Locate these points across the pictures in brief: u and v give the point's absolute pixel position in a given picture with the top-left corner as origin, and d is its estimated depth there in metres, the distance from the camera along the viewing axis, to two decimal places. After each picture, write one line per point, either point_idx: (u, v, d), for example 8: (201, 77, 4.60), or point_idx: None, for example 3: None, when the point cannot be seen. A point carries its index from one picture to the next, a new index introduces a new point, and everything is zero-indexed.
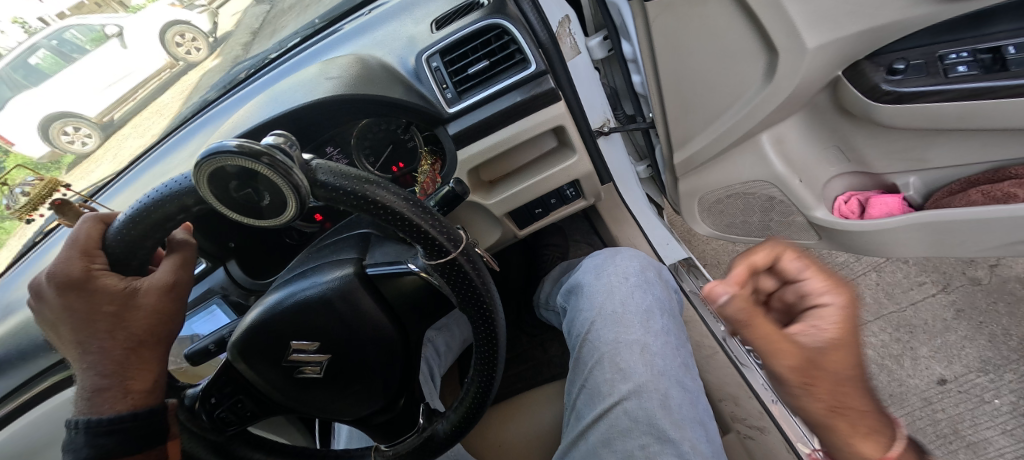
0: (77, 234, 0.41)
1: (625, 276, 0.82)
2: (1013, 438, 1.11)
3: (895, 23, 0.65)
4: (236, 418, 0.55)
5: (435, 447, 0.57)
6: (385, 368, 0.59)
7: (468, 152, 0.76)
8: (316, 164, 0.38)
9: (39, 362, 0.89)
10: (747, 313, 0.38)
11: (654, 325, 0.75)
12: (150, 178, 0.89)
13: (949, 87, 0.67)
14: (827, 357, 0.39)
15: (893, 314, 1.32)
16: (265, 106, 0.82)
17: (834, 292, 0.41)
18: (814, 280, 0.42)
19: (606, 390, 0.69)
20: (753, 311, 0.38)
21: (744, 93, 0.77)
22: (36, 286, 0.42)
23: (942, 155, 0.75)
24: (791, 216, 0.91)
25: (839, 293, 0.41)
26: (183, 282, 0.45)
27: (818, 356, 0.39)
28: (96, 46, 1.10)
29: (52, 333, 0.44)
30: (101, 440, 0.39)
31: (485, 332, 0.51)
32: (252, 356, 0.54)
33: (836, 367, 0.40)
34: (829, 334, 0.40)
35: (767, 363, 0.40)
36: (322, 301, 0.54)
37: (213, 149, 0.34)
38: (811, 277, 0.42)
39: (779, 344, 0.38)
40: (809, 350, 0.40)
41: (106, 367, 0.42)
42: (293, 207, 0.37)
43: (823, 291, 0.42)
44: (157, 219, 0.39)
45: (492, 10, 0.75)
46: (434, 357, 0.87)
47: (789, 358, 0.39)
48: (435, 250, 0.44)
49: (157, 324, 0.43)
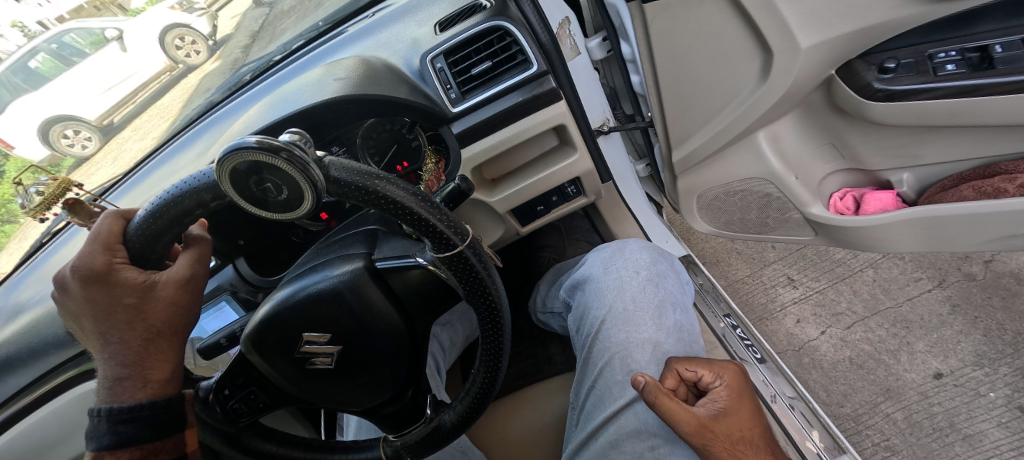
0: (98, 229, 0.43)
1: (635, 271, 0.84)
2: (1009, 431, 1.15)
3: (884, 23, 0.67)
4: (248, 410, 0.56)
5: (442, 438, 0.58)
6: (392, 359, 0.61)
7: (473, 149, 0.78)
8: (328, 161, 0.40)
9: (48, 361, 0.90)
10: (658, 398, 0.59)
11: (664, 322, 0.77)
12: (157, 178, 0.91)
13: (939, 85, 0.68)
14: (718, 421, 0.59)
15: (890, 309, 1.34)
16: (273, 106, 0.84)
17: (720, 373, 0.65)
18: (706, 371, 0.65)
19: (616, 392, 0.70)
20: (664, 398, 0.59)
21: (740, 92, 0.79)
22: (61, 279, 0.44)
23: (933, 152, 0.77)
24: (787, 213, 0.93)
25: (723, 371, 0.65)
26: (199, 275, 0.47)
27: (713, 424, 0.59)
28: (95, 49, 1.12)
29: (74, 324, 0.46)
30: (122, 428, 0.39)
31: (492, 324, 0.53)
32: (265, 348, 0.56)
33: (730, 430, 0.59)
34: (720, 406, 0.61)
35: (681, 422, 0.58)
36: (333, 294, 0.56)
37: (234, 145, 0.35)
38: (705, 370, 0.65)
39: (683, 414, 0.58)
40: (713, 417, 0.59)
41: (125, 357, 0.43)
42: (309, 201, 0.38)
43: (713, 376, 0.64)
44: (176, 214, 0.40)
45: (494, 12, 0.77)
46: (439, 352, 0.89)
47: (689, 422, 0.58)
48: (443, 243, 0.45)
49: (174, 316, 0.45)
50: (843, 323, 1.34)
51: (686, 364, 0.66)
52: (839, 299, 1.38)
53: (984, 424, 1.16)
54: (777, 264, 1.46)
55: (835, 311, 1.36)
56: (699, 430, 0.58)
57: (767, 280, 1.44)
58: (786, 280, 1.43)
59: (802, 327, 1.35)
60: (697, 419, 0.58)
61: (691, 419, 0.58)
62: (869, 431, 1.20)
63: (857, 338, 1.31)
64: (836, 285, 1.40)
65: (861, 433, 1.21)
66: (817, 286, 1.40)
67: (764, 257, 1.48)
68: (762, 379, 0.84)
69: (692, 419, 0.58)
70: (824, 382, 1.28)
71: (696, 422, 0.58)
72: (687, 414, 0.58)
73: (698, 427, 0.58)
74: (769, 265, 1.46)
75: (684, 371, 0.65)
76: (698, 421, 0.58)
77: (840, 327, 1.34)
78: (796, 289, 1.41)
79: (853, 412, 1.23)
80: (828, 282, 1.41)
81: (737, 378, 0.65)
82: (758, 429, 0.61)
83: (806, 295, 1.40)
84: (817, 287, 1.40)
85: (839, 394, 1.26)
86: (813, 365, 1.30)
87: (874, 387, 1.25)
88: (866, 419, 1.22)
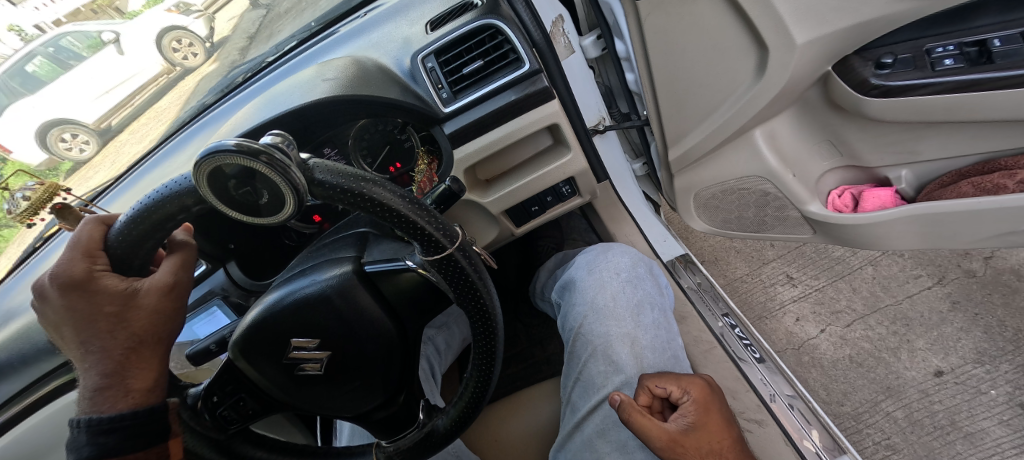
0: (79, 235, 0.42)
1: (616, 272, 0.83)
2: (1010, 428, 1.14)
3: (882, 17, 0.65)
4: (238, 416, 0.55)
5: (436, 444, 0.57)
6: (384, 364, 0.60)
7: (466, 150, 0.77)
8: (313, 163, 0.39)
9: (41, 366, 0.89)
10: (631, 415, 0.58)
11: (643, 319, 0.76)
12: (149, 182, 0.90)
13: (938, 80, 0.67)
14: (688, 437, 0.58)
15: (890, 306, 1.33)
16: (262, 108, 0.83)
17: (687, 389, 0.63)
18: (674, 386, 0.63)
19: (599, 382, 0.71)
20: (637, 414, 0.58)
21: (736, 89, 0.78)
22: (39, 288, 0.43)
23: (933, 148, 0.76)
24: (786, 211, 0.92)
25: (690, 386, 0.64)
26: (184, 282, 0.45)
27: (683, 439, 0.58)
28: (93, 52, 1.10)
29: (54, 332, 0.45)
30: (102, 439, 0.39)
31: (484, 328, 0.52)
32: (252, 353, 0.55)
33: (701, 445, 0.58)
34: (689, 421, 0.60)
35: (653, 439, 0.57)
36: (321, 298, 0.56)
37: (212, 148, 0.35)
38: (673, 385, 0.64)
39: (654, 430, 0.57)
40: (683, 435, 0.58)
41: (107, 366, 0.42)
42: (291, 206, 0.37)
43: (681, 392, 0.63)
44: (158, 219, 0.40)
45: (485, 10, 0.76)
46: (434, 354, 0.88)
47: (661, 438, 0.57)
48: (432, 246, 0.44)
49: (156, 324, 0.44)
50: (843, 321, 1.33)
51: (657, 380, 0.64)
52: (838, 298, 1.37)
53: (986, 422, 1.16)
54: (777, 262, 1.44)
55: (835, 309, 1.36)
56: (671, 447, 0.57)
57: (767, 279, 1.42)
58: (785, 278, 1.42)
59: (801, 325, 1.35)
60: (668, 438, 0.57)
61: (662, 437, 0.57)
62: (869, 430, 1.20)
63: (857, 336, 1.31)
64: (835, 283, 1.39)
65: (861, 431, 1.20)
66: (817, 284, 1.39)
67: (763, 255, 1.46)
68: (760, 377, 0.82)
69: (663, 437, 0.57)
70: (824, 381, 1.27)
71: (668, 440, 0.57)
72: (659, 433, 0.57)
73: (670, 444, 0.57)
74: (768, 263, 1.45)
75: (655, 388, 0.64)
76: (669, 439, 0.57)
77: (840, 325, 1.33)
78: (795, 287, 1.40)
79: (853, 411, 1.23)
80: (827, 280, 1.40)
81: (705, 391, 0.64)
82: (728, 442, 0.61)
83: (805, 293, 1.39)
84: (816, 285, 1.39)
85: (839, 393, 1.25)
86: (813, 363, 1.30)
87: (875, 385, 1.24)
88: (867, 418, 1.22)
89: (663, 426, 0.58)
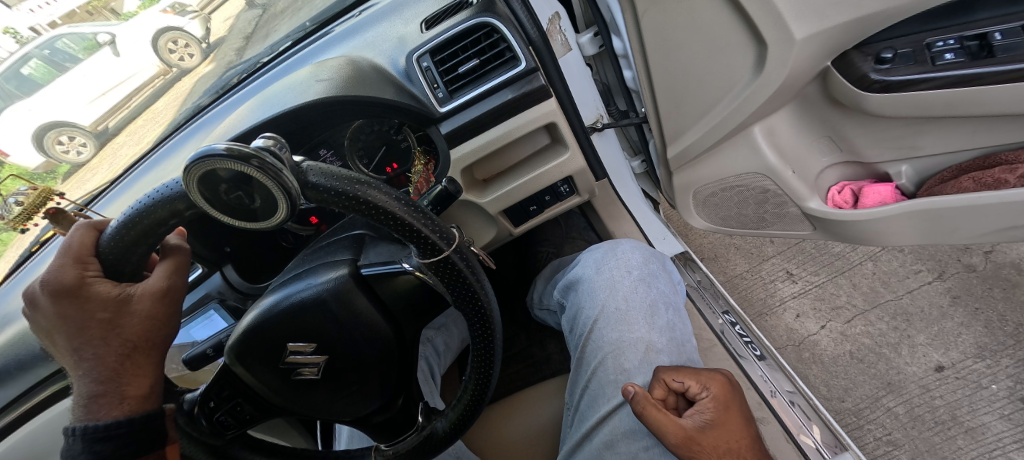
0: (70, 241, 0.41)
1: (626, 271, 0.82)
2: (1011, 423, 1.14)
3: (883, 12, 0.64)
4: (235, 421, 0.55)
5: (434, 447, 0.57)
6: (381, 368, 0.60)
7: (463, 150, 0.77)
8: (306, 166, 0.38)
9: (38, 372, 0.89)
10: (645, 409, 0.58)
11: (656, 321, 0.76)
12: (145, 184, 0.89)
13: (938, 74, 0.66)
14: (704, 435, 0.58)
15: (890, 302, 1.33)
16: (257, 108, 0.83)
17: (707, 384, 0.62)
18: (693, 382, 0.63)
19: (610, 391, 0.70)
20: (652, 409, 0.58)
21: (735, 85, 0.77)
22: (31, 295, 0.43)
23: (934, 143, 0.76)
24: (785, 208, 0.92)
25: (710, 382, 0.63)
26: (177, 287, 0.45)
27: (700, 436, 0.57)
28: (88, 55, 1.05)
29: (48, 341, 0.44)
30: (98, 447, 0.38)
31: (482, 331, 0.51)
32: (248, 359, 0.55)
33: (718, 443, 0.58)
34: (706, 418, 0.59)
35: (669, 438, 0.57)
36: (317, 302, 0.55)
37: (202, 152, 0.34)
38: (691, 380, 0.63)
39: (670, 426, 0.57)
40: (700, 437, 0.57)
41: (101, 373, 0.42)
42: (283, 210, 0.37)
43: (700, 387, 0.62)
44: (150, 225, 0.39)
45: (481, 8, 0.74)
46: (433, 356, 0.88)
47: (676, 434, 0.57)
48: (428, 249, 0.44)
49: (151, 330, 0.43)
50: (843, 317, 1.33)
51: (673, 375, 0.64)
52: (838, 293, 1.37)
53: (987, 417, 1.15)
54: (776, 258, 1.44)
55: (835, 304, 1.35)
56: (687, 447, 0.56)
57: (767, 275, 1.42)
58: (785, 274, 1.42)
59: (801, 321, 1.34)
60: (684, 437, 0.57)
61: (678, 436, 0.57)
62: (870, 425, 1.20)
63: (857, 332, 1.31)
64: (835, 279, 1.38)
65: (862, 427, 1.20)
66: (816, 280, 1.39)
67: (762, 252, 1.46)
68: (760, 374, 0.82)
69: (678, 435, 0.57)
70: (824, 377, 1.27)
71: (685, 437, 0.57)
72: (675, 432, 0.57)
73: (687, 443, 0.57)
74: (768, 260, 1.44)
75: (671, 382, 0.63)
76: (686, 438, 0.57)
77: (840, 321, 1.33)
78: (795, 283, 1.40)
79: (854, 407, 1.23)
80: (827, 276, 1.39)
81: (723, 388, 0.63)
82: (746, 441, 0.60)
83: (805, 289, 1.38)
84: (816, 281, 1.39)
85: (840, 388, 1.25)
86: (813, 360, 1.30)
87: (876, 381, 1.24)
88: (867, 413, 1.21)
89: (680, 425, 0.58)
